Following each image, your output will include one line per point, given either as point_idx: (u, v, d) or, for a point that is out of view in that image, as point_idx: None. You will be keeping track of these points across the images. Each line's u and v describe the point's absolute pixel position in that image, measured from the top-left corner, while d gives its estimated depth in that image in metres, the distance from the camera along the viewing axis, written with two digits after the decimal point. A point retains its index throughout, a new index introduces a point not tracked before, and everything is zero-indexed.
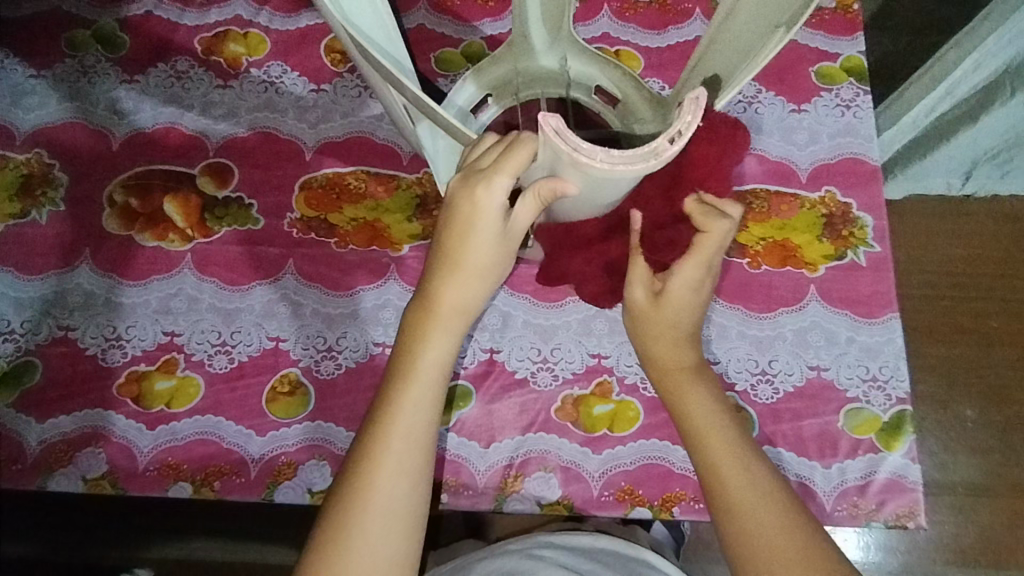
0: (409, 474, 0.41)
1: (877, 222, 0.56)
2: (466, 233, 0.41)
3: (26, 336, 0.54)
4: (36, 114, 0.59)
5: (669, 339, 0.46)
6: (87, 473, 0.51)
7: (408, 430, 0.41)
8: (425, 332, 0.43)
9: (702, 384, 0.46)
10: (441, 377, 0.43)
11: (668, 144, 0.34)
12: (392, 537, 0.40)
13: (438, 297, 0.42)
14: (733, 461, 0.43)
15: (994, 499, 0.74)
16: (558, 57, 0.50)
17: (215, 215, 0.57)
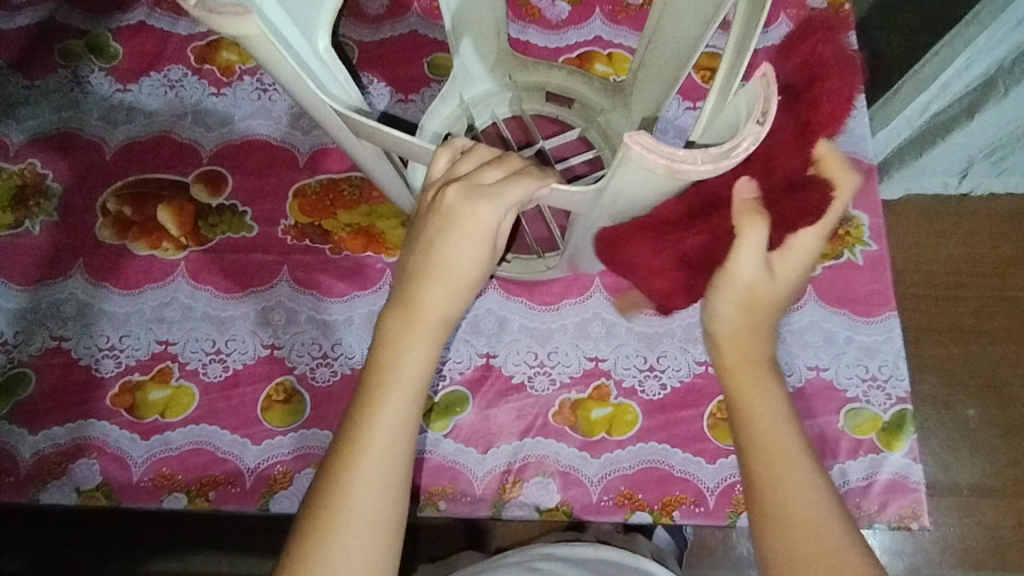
0: (389, 487, 0.37)
1: (873, 221, 0.56)
2: (449, 238, 0.36)
3: (20, 347, 0.54)
4: (29, 124, 0.59)
5: (747, 331, 0.42)
6: (81, 484, 0.50)
7: (388, 443, 0.37)
8: (405, 337, 0.38)
9: (770, 392, 0.41)
10: (419, 394, 0.38)
11: (757, 126, 0.30)
12: (370, 548, 0.36)
13: (418, 304, 0.38)
14: (790, 467, 0.39)
15: (999, 499, 0.74)
16: (502, 77, 0.53)
17: (209, 222, 0.56)
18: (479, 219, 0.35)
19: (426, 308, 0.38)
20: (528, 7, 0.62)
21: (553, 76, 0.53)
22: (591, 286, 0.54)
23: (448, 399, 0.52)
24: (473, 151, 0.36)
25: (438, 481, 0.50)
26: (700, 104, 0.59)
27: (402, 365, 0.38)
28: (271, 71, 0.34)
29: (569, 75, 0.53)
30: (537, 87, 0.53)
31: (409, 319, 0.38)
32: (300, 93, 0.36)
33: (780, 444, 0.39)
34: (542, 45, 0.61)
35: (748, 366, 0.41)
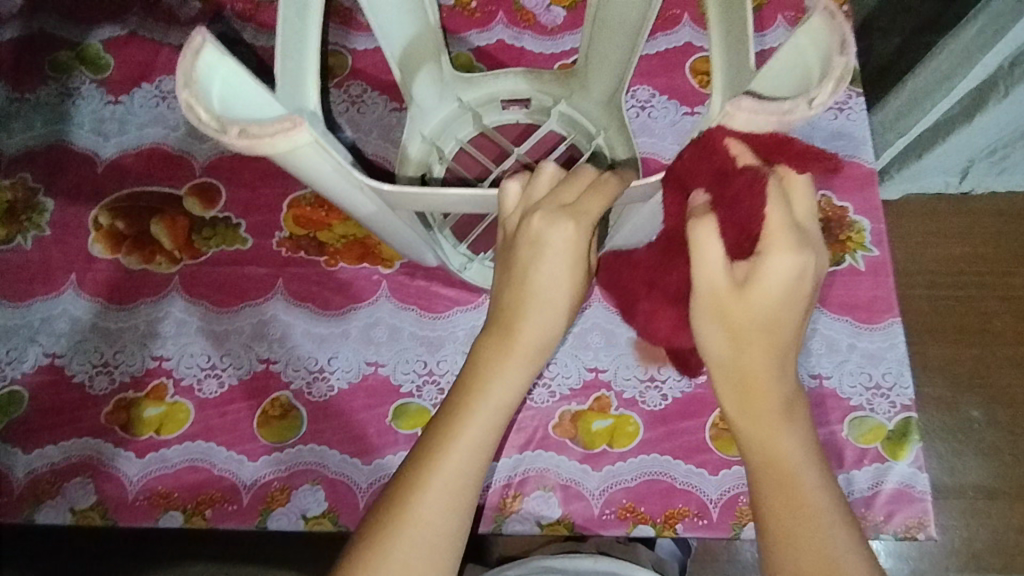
0: (457, 511, 0.34)
1: (874, 225, 0.55)
2: (537, 255, 0.34)
3: (12, 364, 0.53)
4: (20, 138, 0.59)
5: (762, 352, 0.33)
6: (75, 505, 0.50)
7: (461, 468, 0.34)
8: (496, 358, 0.34)
9: (794, 426, 0.34)
10: (503, 421, 0.35)
11: (838, 56, 0.28)
12: (429, 569, 0.33)
13: (515, 326, 0.34)
14: (810, 521, 0.33)
15: (1004, 501, 0.73)
16: (454, 100, 0.52)
17: (204, 236, 0.56)
18: (567, 237, 0.33)
19: (523, 330, 0.34)
20: (522, 13, 0.61)
21: (502, 84, 0.53)
22: (590, 296, 0.54)
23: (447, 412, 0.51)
24: (544, 173, 0.36)
25: None
26: (698, 109, 0.59)
27: (490, 388, 0.34)
28: (301, 171, 0.33)
29: (520, 79, 0.52)
30: (491, 98, 0.53)
31: (504, 340, 0.35)
32: (329, 184, 0.34)
33: (815, 515, 0.33)
34: (537, 50, 0.60)
35: (767, 404, 0.34)
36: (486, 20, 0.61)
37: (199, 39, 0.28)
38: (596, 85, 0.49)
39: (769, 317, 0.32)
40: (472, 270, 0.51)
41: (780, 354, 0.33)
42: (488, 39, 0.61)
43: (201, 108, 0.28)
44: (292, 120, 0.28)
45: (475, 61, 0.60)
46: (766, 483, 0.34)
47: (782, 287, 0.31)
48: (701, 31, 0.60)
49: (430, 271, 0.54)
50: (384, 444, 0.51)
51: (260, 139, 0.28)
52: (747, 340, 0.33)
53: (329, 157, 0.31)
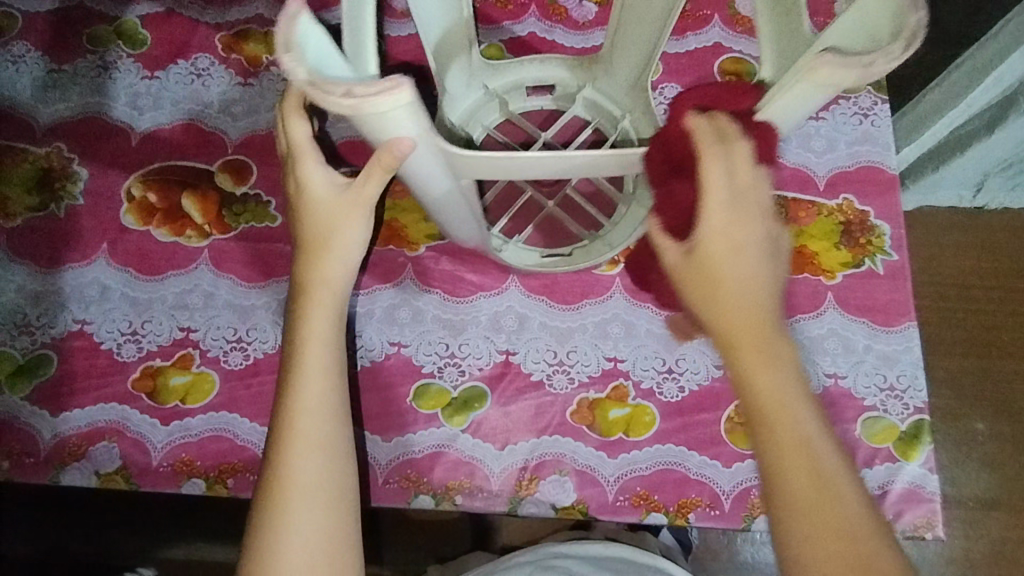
0: (322, 442, 0.40)
1: (894, 231, 0.56)
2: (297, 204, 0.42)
3: (43, 329, 0.54)
4: (56, 108, 0.59)
5: (741, 303, 0.36)
6: (100, 468, 0.51)
7: (308, 412, 0.41)
8: (303, 312, 0.43)
9: (783, 366, 0.36)
10: (332, 357, 0.42)
11: (911, 13, 0.30)
12: (317, 502, 0.39)
13: (304, 280, 0.43)
14: (805, 449, 0.35)
15: (1004, 513, 0.74)
16: (480, 88, 0.53)
17: (234, 211, 0.57)
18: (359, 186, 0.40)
19: (317, 280, 0.42)
20: (555, 7, 0.62)
21: (527, 70, 0.53)
22: (612, 287, 0.55)
23: (467, 394, 0.52)
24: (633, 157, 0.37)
25: (453, 476, 0.51)
26: None
27: (306, 332, 0.42)
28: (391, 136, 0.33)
29: (544, 66, 0.53)
30: (516, 85, 0.54)
31: (303, 297, 0.43)
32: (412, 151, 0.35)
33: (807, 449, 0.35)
34: (568, 44, 0.61)
35: (746, 344, 0.36)
36: (518, 13, 0.62)
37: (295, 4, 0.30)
38: (621, 67, 0.50)
39: (726, 281, 0.36)
40: (510, 252, 0.52)
41: (751, 305, 0.36)
42: (520, 31, 0.62)
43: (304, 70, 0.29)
44: (392, 78, 0.29)
45: (506, 52, 0.61)
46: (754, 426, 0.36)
47: (731, 250, 0.36)
48: (731, 33, 0.61)
49: (456, 255, 0.55)
50: (404, 423, 0.52)
51: (364, 97, 0.29)
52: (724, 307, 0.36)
53: (422, 116, 0.32)
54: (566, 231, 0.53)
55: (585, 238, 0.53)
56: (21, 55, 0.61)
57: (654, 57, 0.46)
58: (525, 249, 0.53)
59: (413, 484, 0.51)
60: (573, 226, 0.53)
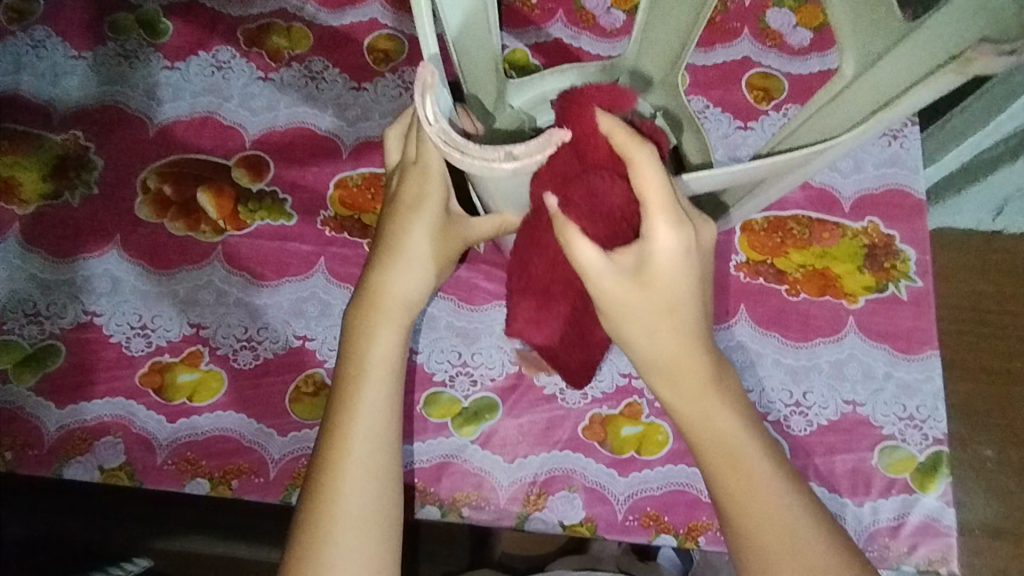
0: (376, 473, 0.40)
1: (920, 256, 0.55)
2: (406, 217, 0.40)
3: (52, 319, 0.53)
4: (74, 95, 0.59)
5: (667, 332, 0.36)
6: (104, 463, 0.50)
7: (367, 433, 0.40)
8: (372, 327, 0.42)
9: (721, 402, 0.39)
10: (394, 382, 0.41)
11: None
12: (366, 537, 0.39)
13: (381, 288, 0.42)
14: (743, 479, 0.39)
15: (1012, 544, 0.73)
16: (507, 106, 0.49)
17: (249, 208, 0.56)
18: (478, 228, 0.42)
19: (394, 291, 0.42)
20: (582, 13, 0.61)
21: (549, 82, 0.50)
22: None
23: (477, 405, 0.51)
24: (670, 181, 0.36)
25: (461, 488, 0.50)
26: (752, 124, 0.59)
27: (370, 352, 0.41)
28: (522, 187, 0.36)
29: (564, 74, 0.50)
30: (539, 99, 0.50)
31: (373, 308, 0.42)
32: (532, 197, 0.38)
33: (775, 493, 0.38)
34: (595, 52, 0.60)
35: (690, 379, 0.38)
36: (545, 18, 0.61)
37: (428, 76, 0.32)
38: (647, 67, 0.49)
39: (661, 310, 0.36)
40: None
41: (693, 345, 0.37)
42: (547, 36, 0.61)
43: (456, 145, 0.32)
44: (553, 134, 0.32)
45: (531, 57, 0.60)
46: (711, 456, 0.39)
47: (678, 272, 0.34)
48: (760, 46, 0.60)
49: (472, 262, 0.54)
50: (413, 431, 0.51)
51: (533, 157, 0.32)
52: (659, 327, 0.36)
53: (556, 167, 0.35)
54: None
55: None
56: (41, 40, 0.60)
57: (684, 54, 0.47)
58: None
59: (419, 493, 0.50)
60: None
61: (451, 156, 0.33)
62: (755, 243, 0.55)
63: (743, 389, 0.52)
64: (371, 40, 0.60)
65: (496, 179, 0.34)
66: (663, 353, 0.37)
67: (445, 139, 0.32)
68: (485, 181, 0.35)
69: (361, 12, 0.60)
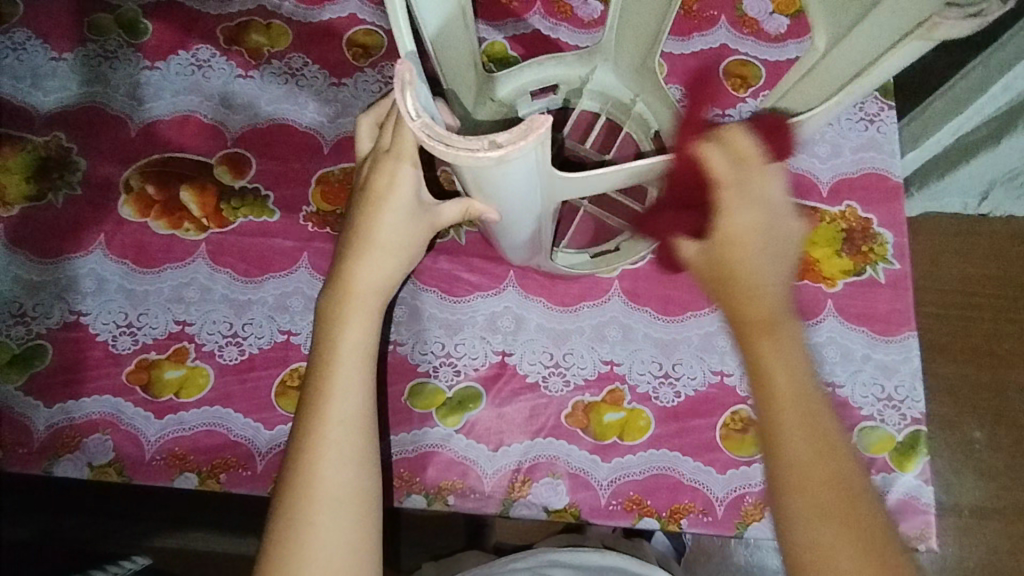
0: (350, 457, 0.40)
1: (897, 239, 0.56)
2: (377, 205, 0.41)
3: (38, 319, 0.54)
4: (55, 97, 0.59)
5: (744, 286, 0.37)
6: (93, 459, 0.51)
7: (341, 416, 0.40)
8: (345, 313, 0.42)
9: (789, 344, 0.37)
10: (366, 366, 0.42)
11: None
12: (343, 518, 0.39)
13: (351, 277, 0.42)
14: (799, 426, 0.35)
15: (1000, 523, 0.74)
16: (488, 100, 0.49)
17: (232, 205, 0.56)
18: (444, 213, 0.43)
19: (366, 279, 0.42)
20: (560, 4, 0.61)
21: (528, 75, 0.51)
22: (610, 289, 0.54)
23: (461, 395, 0.52)
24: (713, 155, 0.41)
25: (447, 476, 0.51)
26: (729, 112, 0.59)
27: (343, 338, 0.42)
28: (510, 182, 0.35)
29: (542, 67, 0.51)
30: (520, 91, 0.51)
31: (346, 296, 0.42)
32: (521, 191, 0.37)
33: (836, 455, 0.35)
34: (573, 43, 0.61)
35: (759, 327, 0.37)
36: (522, 11, 0.61)
37: (407, 72, 0.32)
38: (624, 56, 0.49)
39: (733, 262, 0.38)
40: (561, 256, 0.52)
41: (766, 288, 0.37)
42: (526, 28, 0.61)
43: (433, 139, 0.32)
44: (536, 117, 0.31)
45: (510, 49, 0.60)
46: (769, 399, 0.36)
47: (763, 246, 0.37)
48: (737, 34, 0.61)
49: (454, 254, 0.55)
50: (399, 422, 0.51)
51: (515, 143, 0.31)
52: (733, 295, 0.38)
53: (540, 159, 0.34)
54: (607, 226, 0.53)
55: (626, 232, 0.51)
56: (21, 42, 0.60)
57: (659, 38, 0.45)
58: (572, 251, 0.52)
59: (405, 483, 0.50)
60: (616, 222, 0.51)
61: (433, 150, 0.32)
62: None
63: (724, 373, 0.53)
64: (350, 35, 0.60)
65: (483, 172, 0.34)
66: (737, 300, 0.38)
67: (427, 132, 0.32)
68: (472, 174, 0.35)
69: (340, 8, 0.60)
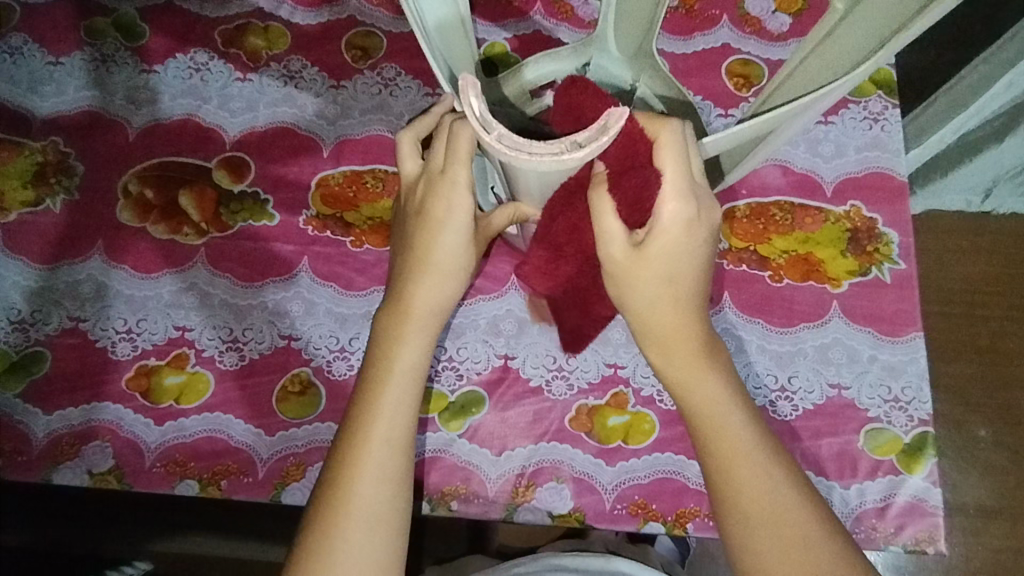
0: (391, 477, 0.40)
1: (902, 238, 0.55)
2: (435, 230, 0.40)
3: (36, 326, 0.53)
4: (53, 101, 0.59)
5: (673, 300, 0.38)
6: (93, 467, 0.50)
7: (386, 437, 0.40)
8: (400, 332, 0.41)
9: (714, 367, 0.40)
10: (416, 390, 0.41)
11: None
12: (379, 537, 0.39)
13: (409, 300, 0.41)
14: (743, 462, 0.39)
15: (1006, 522, 0.73)
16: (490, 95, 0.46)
17: (231, 209, 0.56)
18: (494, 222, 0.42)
19: (420, 299, 0.41)
20: (561, 5, 0.61)
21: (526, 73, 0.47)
22: None
23: (464, 399, 0.52)
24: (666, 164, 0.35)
25: (450, 482, 0.50)
26: (732, 112, 0.59)
27: (395, 357, 0.41)
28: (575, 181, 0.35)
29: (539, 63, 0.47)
30: (520, 89, 0.47)
31: (399, 315, 0.41)
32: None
33: (784, 509, 0.38)
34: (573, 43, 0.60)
35: (677, 338, 0.39)
36: (523, 10, 0.61)
37: (471, 85, 0.32)
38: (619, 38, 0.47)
39: (661, 275, 0.37)
40: None
41: (684, 306, 0.38)
42: (526, 28, 0.60)
43: (509, 145, 0.32)
44: (612, 111, 0.31)
45: (511, 50, 0.60)
46: (718, 460, 0.39)
47: (672, 244, 0.36)
48: (739, 34, 0.60)
49: None
50: None
51: (595, 139, 0.32)
52: (658, 300, 0.38)
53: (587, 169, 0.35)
54: None
55: None
56: (18, 47, 0.60)
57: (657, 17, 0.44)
58: None
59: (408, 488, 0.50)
60: None
61: (507, 156, 0.33)
62: (738, 231, 0.55)
63: None
64: (349, 37, 0.60)
65: (545, 176, 0.34)
66: (660, 316, 0.38)
67: (503, 142, 0.32)
68: (536, 180, 0.35)
69: (338, 10, 0.60)
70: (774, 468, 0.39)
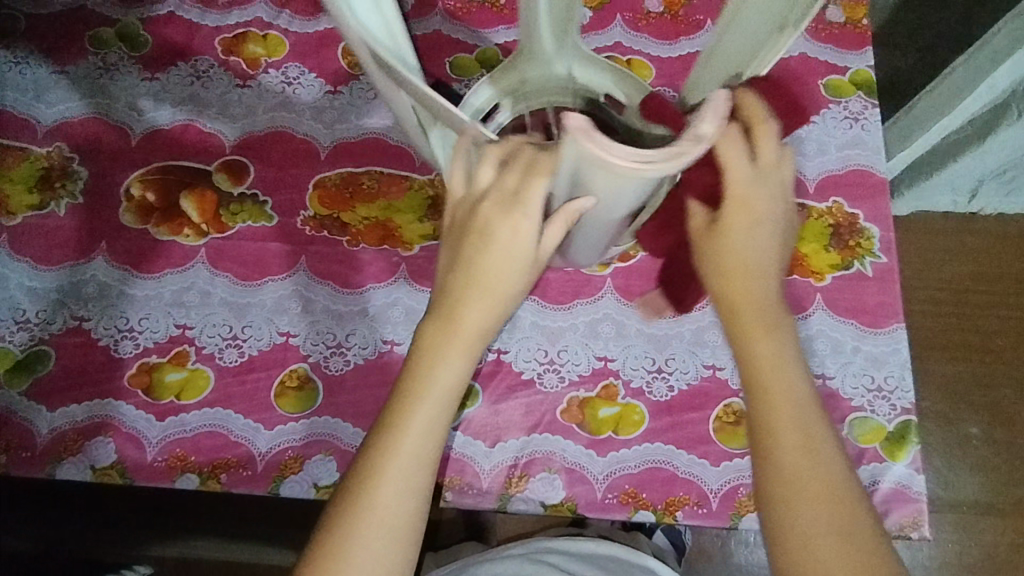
0: (412, 487, 0.40)
1: (884, 233, 0.57)
2: (485, 246, 0.39)
3: (41, 325, 0.55)
4: (57, 108, 0.60)
5: (746, 271, 0.40)
6: (96, 462, 0.52)
7: (414, 450, 0.40)
8: (442, 349, 0.40)
9: (783, 343, 0.40)
10: (450, 404, 0.41)
11: None
12: (394, 541, 0.39)
13: (456, 318, 0.40)
14: (799, 441, 0.38)
15: (998, 518, 0.74)
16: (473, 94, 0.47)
17: (231, 211, 0.57)
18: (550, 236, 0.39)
19: (466, 317, 0.40)
20: None
21: None
22: (603, 287, 0.55)
23: None
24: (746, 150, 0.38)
25: (445, 473, 0.51)
26: None
27: (436, 373, 0.40)
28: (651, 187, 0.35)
29: None
30: None
31: (446, 331, 0.40)
32: (628, 201, 0.37)
33: (833, 485, 0.38)
34: None
35: (745, 305, 0.40)
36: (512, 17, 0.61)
37: (580, 122, 0.31)
38: None
39: (730, 254, 0.40)
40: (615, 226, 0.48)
41: (762, 279, 0.40)
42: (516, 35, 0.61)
43: (624, 162, 0.31)
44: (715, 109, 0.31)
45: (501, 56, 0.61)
46: (766, 434, 0.39)
47: (748, 220, 0.39)
48: None
49: None
50: None
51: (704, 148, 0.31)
52: (729, 275, 0.40)
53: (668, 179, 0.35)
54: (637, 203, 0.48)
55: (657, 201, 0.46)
56: (24, 56, 0.62)
57: None
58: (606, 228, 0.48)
59: None
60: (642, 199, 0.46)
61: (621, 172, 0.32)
62: None
63: (717, 367, 0.53)
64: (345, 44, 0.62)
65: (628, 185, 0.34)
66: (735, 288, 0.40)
67: (632, 160, 0.31)
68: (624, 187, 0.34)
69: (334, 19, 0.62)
70: (827, 449, 0.39)
